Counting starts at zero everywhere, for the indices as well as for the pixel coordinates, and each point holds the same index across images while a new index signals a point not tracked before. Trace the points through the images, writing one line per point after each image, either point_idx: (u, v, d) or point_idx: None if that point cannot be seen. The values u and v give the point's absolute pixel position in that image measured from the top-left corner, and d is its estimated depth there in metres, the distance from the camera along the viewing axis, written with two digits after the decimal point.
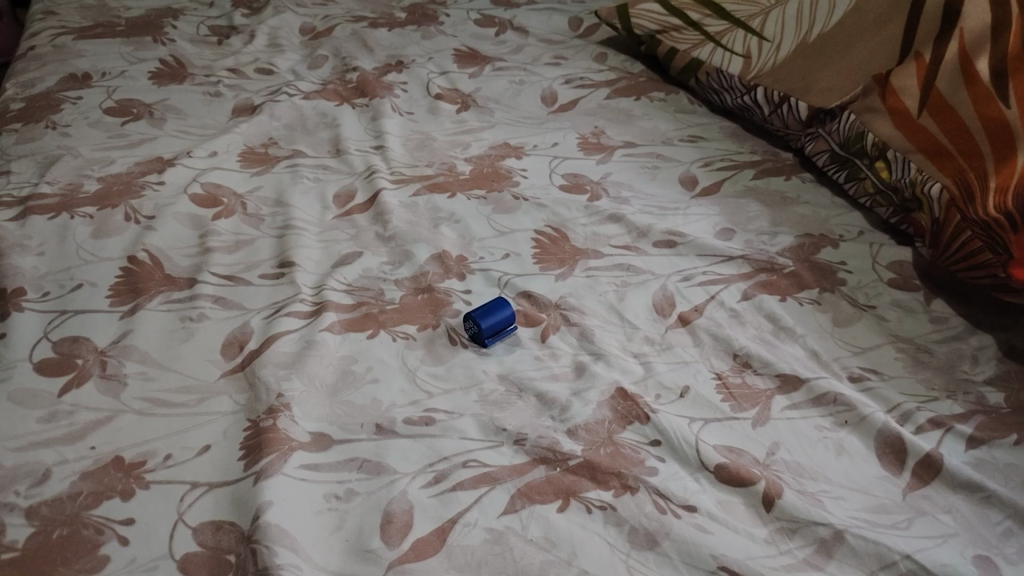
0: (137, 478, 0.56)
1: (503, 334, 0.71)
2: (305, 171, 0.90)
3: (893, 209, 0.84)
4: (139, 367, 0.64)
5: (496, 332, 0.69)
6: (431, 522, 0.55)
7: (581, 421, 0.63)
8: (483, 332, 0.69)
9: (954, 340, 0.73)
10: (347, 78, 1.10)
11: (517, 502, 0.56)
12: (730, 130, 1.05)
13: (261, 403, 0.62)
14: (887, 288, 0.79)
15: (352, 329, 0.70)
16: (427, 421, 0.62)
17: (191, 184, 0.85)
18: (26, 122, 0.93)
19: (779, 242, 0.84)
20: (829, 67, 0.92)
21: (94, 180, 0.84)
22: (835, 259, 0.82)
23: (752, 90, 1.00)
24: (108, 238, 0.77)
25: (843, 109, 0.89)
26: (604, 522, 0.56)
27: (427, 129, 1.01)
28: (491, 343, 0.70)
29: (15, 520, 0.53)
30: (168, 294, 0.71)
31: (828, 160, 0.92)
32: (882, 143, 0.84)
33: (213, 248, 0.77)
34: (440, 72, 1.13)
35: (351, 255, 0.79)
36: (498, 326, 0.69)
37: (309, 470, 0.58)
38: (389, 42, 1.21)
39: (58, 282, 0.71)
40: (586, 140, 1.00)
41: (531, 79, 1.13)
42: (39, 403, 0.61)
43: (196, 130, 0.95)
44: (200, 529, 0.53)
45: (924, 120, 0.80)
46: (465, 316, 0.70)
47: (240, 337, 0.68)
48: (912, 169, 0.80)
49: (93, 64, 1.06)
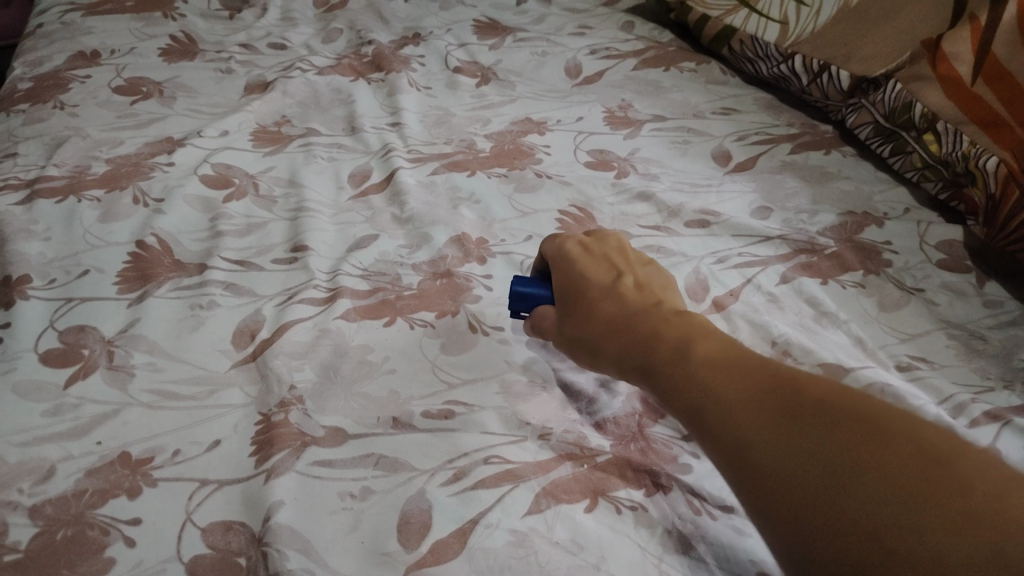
0: (144, 476, 0.53)
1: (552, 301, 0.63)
2: (318, 151, 0.87)
3: (942, 184, 0.80)
4: (147, 359, 0.61)
5: (525, 298, 0.63)
6: (452, 523, 0.51)
7: (609, 415, 0.60)
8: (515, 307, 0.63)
9: (1010, 327, 0.68)
10: (362, 52, 1.06)
11: (542, 502, 0.53)
12: (765, 103, 0.99)
13: (272, 396, 0.59)
14: (935, 269, 0.74)
15: (368, 317, 0.67)
16: (446, 415, 0.59)
17: (201, 165, 0.82)
18: (32, 102, 0.90)
19: (820, 221, 0.79)
20: (874, 33, 0.87)
21: (101, 162, 0.81)
22: (879, 238, 0.77)
23: (789, 59, 0.95)
24: (115, 222, 0.74)
25: (889, 78, 0.85)
26: (635, 524, 0.52)
27: (445, 105, 0.97)
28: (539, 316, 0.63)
29: (17, 521, 0.50)
30: (177, 280, 0.69)
31: (871, 133, 0.87)
32: (931, 114, 0.79)
33: (224, 232, 0.74)
34: (459, 44, 1.09)
35: (367, 238, 0.75)
36: (519, 291, 0.63)
37: (324, 466, 0.54)
38: (406, 14, 1.17)
39: (63, 269, 0.69)
40: (612, 114, 0.95)
41: (554, 50, 1.08)
42: (44, 396, 0.58)
43: (207, 109, 0.92)
44: (209, 530, 0.50)
45: (979, 88, 0.74)
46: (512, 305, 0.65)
47: (251, 326, 0.65)
48: (965, 143, 0.75)
49: (102, 41, 1.02)
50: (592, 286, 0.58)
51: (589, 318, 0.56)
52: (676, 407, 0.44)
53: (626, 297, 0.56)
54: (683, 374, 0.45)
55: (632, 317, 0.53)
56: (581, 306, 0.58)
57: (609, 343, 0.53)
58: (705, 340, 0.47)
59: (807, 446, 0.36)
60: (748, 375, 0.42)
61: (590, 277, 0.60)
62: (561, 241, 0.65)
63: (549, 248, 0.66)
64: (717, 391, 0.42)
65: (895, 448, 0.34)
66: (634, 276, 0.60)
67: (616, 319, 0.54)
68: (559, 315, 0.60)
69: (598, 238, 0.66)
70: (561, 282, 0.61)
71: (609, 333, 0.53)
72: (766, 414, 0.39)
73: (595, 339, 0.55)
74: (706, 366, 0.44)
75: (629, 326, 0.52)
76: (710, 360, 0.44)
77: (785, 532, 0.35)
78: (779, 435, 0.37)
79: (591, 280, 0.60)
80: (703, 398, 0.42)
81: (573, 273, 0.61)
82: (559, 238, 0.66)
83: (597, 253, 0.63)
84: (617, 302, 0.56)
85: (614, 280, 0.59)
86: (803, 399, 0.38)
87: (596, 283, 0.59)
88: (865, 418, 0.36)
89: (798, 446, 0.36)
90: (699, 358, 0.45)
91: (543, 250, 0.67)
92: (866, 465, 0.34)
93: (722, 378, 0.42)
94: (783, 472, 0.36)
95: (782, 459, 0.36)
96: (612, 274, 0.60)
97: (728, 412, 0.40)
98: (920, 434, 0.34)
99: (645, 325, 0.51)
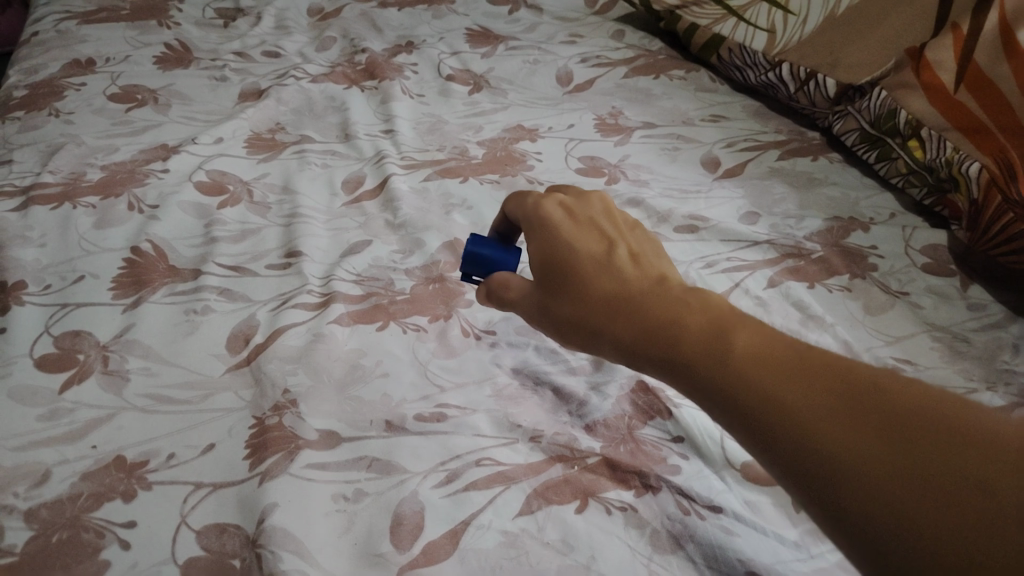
0: (139, 479, 0.54)
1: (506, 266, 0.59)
2: (312, 157, 0.87)
3: (927, 190, 0.81)
4: (141, 363, 0.62)
5: (479, 262, 0.60)
6: (444, 524, 0.52)
7: (599, 417, 0.61)
8: (470, 270, 0.60)
9: (994, 329, 0.69)
10: (355, 60, 1.07)
11: (533, 503, 0.54)
12: (753, 110, 1.01)
13: (266, 400, 0.60)
14: (920, 273, 0.75)
15: (361, 322, 0.67)
16: (438, 418, 0.59)
17: (196, 172, 0.83)
18: (28, 110, 0.90)
19: (807, 227, 0.80)
20: (859, 42, 0.89)
21: (96, 169, 0.82)
22: (865, 243, 0.78)
23: (776, 67, 0.97)
24: (110, 228, 0.75)
25: (874, 86, 0.86)
26: (625, 524, 0.53)
27: (438, 112, 0.98)
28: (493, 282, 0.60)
29: (13, 524, 0.51)
30: (172, 286, 0.69)
31: (857, 140, 0.89)
32: (915, 121, 0.80)
33: (218, 238, 0.75)
34: (451, 52, 1.10)
35: (360, 244, 0.76)
36: (474, 254, 0.59)
37: (317, 469, 0.55)
38: (399, 22, 1.18)
39: (59, 275, 0.69)
40: (603, 122, 0.96)
41: (546, 58, 1.09)
42: (39, 401, 0.58)
43: (201, 117, 0.93)
44: (204, 532, 0.51)
45: (962, 96, 0.76)
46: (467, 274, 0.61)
47: (245, 331, 0.66)
48: (948, 149, 0.76)
49: (97, 49, 1.03)
50: (585, 259, 0.49)
51: (585, 298, 0.47)
52: (716, 405, 0.37)
53: (629, 274, 0.47)
54: (700, 354, 0.38)
55: (641, 299, 0.44)
56: (565, 275, 0.49)
57: (602, 319, 0.45)
58: (726, 317, 0.40)
59: (851, 432, 0.32)
60: (776, 356, 0.36)
61: (581, 246, 0.50)
62: (539, 201, 0.55)
63: (526, 210, 0.55)
64: (774, 388, 0.35)
65: (1009, 460, 0.29)
66: (628, 244, 0.51)
67: (610, 292, 0.46)
68: (544, 293, 0.50)
69: (581, 197, 0.56)
70: (536, 249, 0.52)
71: (612, 318, 0.45)
72: (841, 418, 0.32)
73: (595, 324, 0.46)
74: (754, 356, 0.37)
75: (625, 303, 0.45)
76: (756, 348, 0.37)
77: (884, 559, 0.29)
78: (842, 425, 0.32)
79: (574, 242, 0.51)
80: (756, 394, 0.35)
81: (559, 240, 0.51)
82: (537, 197, 0.56)
83: (583, 215, 0.53)
84: (619, 280, 0.47)
85: (604, 245, 0.51)
86: (836, 380, 0.34)
87: (589, 254, 0.49)
88: (920, 405, 0.32)
89: (893, 455, 0.30)
90: (743, 346, 0.37)
91: (516, 212, 0.57)
92: (925, 454, 0.30)
93: (748, 360, 0.37)
94: (876, 486, 0.30)
95: (825, 448, 0.32)
96: (605, 243, 0.51)
97: (794, 414, 0.33)
98: (973, 421, 0.31)
99: (648, 301, 0.44)
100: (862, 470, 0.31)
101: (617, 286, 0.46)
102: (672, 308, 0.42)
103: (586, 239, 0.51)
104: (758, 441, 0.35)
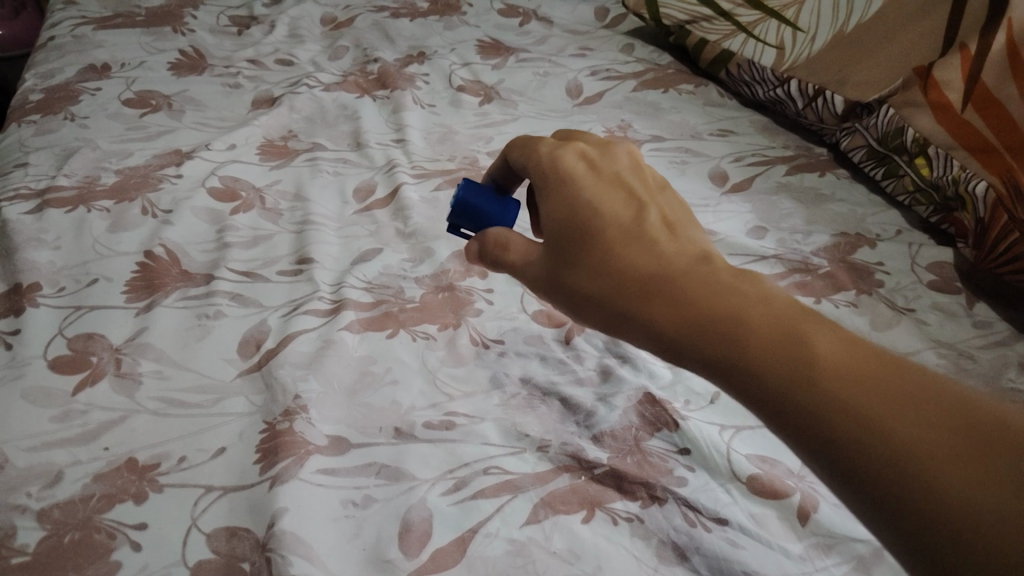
0: (150, 481, 0.54)
1: (497, 220, 0.57)
2: (324, 165, 0.88)
3: (933, 207, 0.82)
4: (154, 366, 0.63)
5: (470, 215, 0.57)
6: (452, 532, 0.52)
7: (606, 428, 0.61)
8: (457, 221, 0.58)
9: (999, 347, 0.69)
10: (368, 69, 1.08)
11: (540, 512, 0.54)
12: (761, 125, 1.02)
13: (277, 405, 0.60)
14: (926, 290, 0.76)
15: (372, 329, 0.68)
16: (448, 425, 0.60)
17: (209, 178, 0.84)
18: (44, 113, 0.91)
19: (814, 242, 0.81)
20: (867, 60, 0.90)
21: (111, 173, 0.83)
22: (872, 259, 0.79)
23: (785, 83, 0.98)
24: (124, 232, 0.75)
25: (882, 103, 0.87)
26: (631, 534, 0.54)
27: (449, 122, 0.99)
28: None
29: (25, 524, 0.51)
30: (185, 290, 0.70)
31: (864, 156, 0.90)
32: (923, 139, 0.81)
33: (230, 243, 0.76)
34: (463, 63, 1.11)
35: (371, 252, 0.77)
36: (468, 207, 0.56)
37: (327, 474, 0.56)
38: (411, 32, 1.19)
39: (73, 277, 0.70)
40: (612, 134, 0.97)
41: (556, 71, 1.10)
42: (52, 402, 0.59)
43: (215, 123, 0.94)
44: (214, 535, 0.51)
45: (969, 116, 0.76)
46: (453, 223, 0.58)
47: (257, 336, 0.66)
48: (956, 167, 0.77)
49: (112, 55, 1.04)
50: (612, 225, 0.46)
51: (611, 270, 0.44)
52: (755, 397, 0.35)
53: (660, 245, 0.44)
54: (727, 326, 0.37)
55: (675, 276, 0.42)
56: (582, 238, 0.46)
57: (621, 289, 0.43)
58: (755, 294, 0.39)
59: (883, 412, 0.31)
60: (810, 333, 0.35)
61: (606, 210, 0.47)
62: (558, 154, 0.51)
63: (540, 162, 0.51)
64: (824, 379, 0.33)
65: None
66: (657, 210, 0.48)
67: (630, 260, 0.44)
68: (560, 261, 0.47)
69: (604, 152, 0.52)
70: (552, 206, 0.48)
71: (641, 294, 0.42)
72: (897, 413, 0.31)
73: (619, 299, 0.43)
74: (784, 333, 0.36)
75: (648, 273, 0.43)
76: (805, 337, 0.35)
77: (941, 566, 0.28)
78: (874, 404, 0.31)
79: (594, 202, 0.47)
80: (802, 386, 0.33)
81: (581, 202, 0.47)
82: (556, 149, 0.52)
83: (607, 173, 0.50)
84: (652, 252, 0.44)
85: (627, 209, 0.47)
86: (870, 363, 0.33)
87: (616, 219, 0.46)
88: (950, 395, 0.31)
89: (955, 458, 0.29)
90: (788, 334, 0.35)
91: (527, 165, 0.53)
92: (958, 440, 0.30)
93: (779, 336, 0.35)
94: (938, 488, 0.29)
95: (854, 426, 0.31)
96: (633, 207, 0.48)
97: (845, 409, 0.32)
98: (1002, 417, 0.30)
99: (671, 274, 0.42)
100: (922, 471, 0.29)
101: (647, 259, 0.44)
102: (697, 281, 0.41)
103: (607, 199, 0.48)
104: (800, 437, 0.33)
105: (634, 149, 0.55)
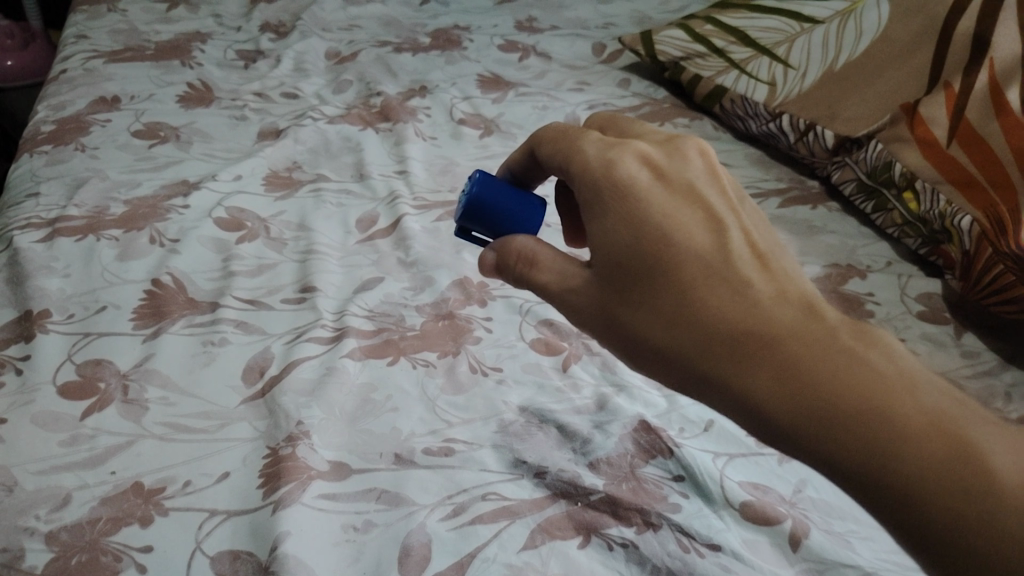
0: (156, 505, 0.55)
1: (511, 213, 0.57)
2: (328, 196, 0.91)
3: (921, 240, 0.84)
4: (160, 393, 0.64)
5: (483, 215, 0.58)
6: (450, 557, 0.54)
7: (602, 455, 0.62)
8: (468, 224, 0.59)
9: (987, 376, 0.71)
10: (370, 103, 1.11)
11: (537, 538, 0.55)
12: (755, 158, 1.04)
13: (280, 430, 0.61)
14: (915, 320, 0.77)
15: (373, 356, 0.70)
16: (446, 452, 0.61)
17: (215, 208, 0.86)
18: (55, 144, 0.94)
19: (807, 272, 0.82)
20: (855, 97, 0.93)
21: (120, 203, 0.85)
22: (862, 290, 0.81)
23: (776, 118, 1.01)
24: (132, 261, 0.77)
25: (870, 138, 0.89)
26: (626, 560, 0.55)
27: (450, 154, 1.01)
28: (497, 236, 0.58)
29: (34, 546, 0.52)
30: (190, 318, 0.72)
31: (855, 189, 0.92)
32: (909, 173, 0.83)
33: (235, 272, 0.77)
34: (463, 97, 1.14)
35: (372, 280, 0.79)
36: (485, 203, 0.57)
37: (328, 499, 0.57)
38: (413, 67, 1.23)
39: (82, 304, 0.72)
40: None
41: (554, 105, 1.13)
42: (61, 427, 0.60)
43: (221, 155, 0.96)
44: (218, 558, 0.52)
45: (954, 151, 0.79)
46: (461, 219, 0.58)
47: (260, 363, 0.68)
48: (942, 202, 0.79)
49: (122, 87, 1.07)
50: (687, 257, 0.47)
51: (682, 310, 0.45)
52: (842, 460, 0.39)
53: (737, 278, 0.46)
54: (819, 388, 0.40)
55: (758, 326, 0.44)
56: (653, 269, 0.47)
57: (693, 336, 0.45)
58: (839, 352, 0.42)
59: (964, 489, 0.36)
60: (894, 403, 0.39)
61: (681, 236, 0.47)
62: (615, 161, 0.50)
63: (595, 168, 0.50)
64: (921, 456, 0.37)
65: None
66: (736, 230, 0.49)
67: (709, 301, 0.45)
68: (619, 295, 0.48)
69: (671, 158, 0.51)
70: (611, 224, 0.48)
71: (722, 339, 0.44)
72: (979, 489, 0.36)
73: (693, 343, 0.45)
74: (877, 401, 0.39)
75: (722, 315, 0.44)
76: (897, 406, 0.39)
77: None
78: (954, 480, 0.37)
79: (666, 226, 0.47)
80: (900, 460, 0.37)
81: (648, 223, 0.47)
82: (609, 153, 0.50)
83: (679, 187, 0.49)
84: (727, 288, 0.45)
85: (704, 231, 0.48)
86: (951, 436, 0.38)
87: (692, 247, 0.47)
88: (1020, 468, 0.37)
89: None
90: (883, 404, 0.39)
91: (573, 169, 0.51)
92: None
93: (869, 404, 0.39)
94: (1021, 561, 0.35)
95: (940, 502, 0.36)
96: (707, 230, 0.48)
97: (939, 489, 0.36)
98: None
99: (751, 321, 0.44)
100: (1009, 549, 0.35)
101: (723, 298, 0.45)
102: (779, 331, 0.43)
103: (680, 220, 0.48)
104: (880, 502, 0.38)
105: (699, 142, 0.55)
